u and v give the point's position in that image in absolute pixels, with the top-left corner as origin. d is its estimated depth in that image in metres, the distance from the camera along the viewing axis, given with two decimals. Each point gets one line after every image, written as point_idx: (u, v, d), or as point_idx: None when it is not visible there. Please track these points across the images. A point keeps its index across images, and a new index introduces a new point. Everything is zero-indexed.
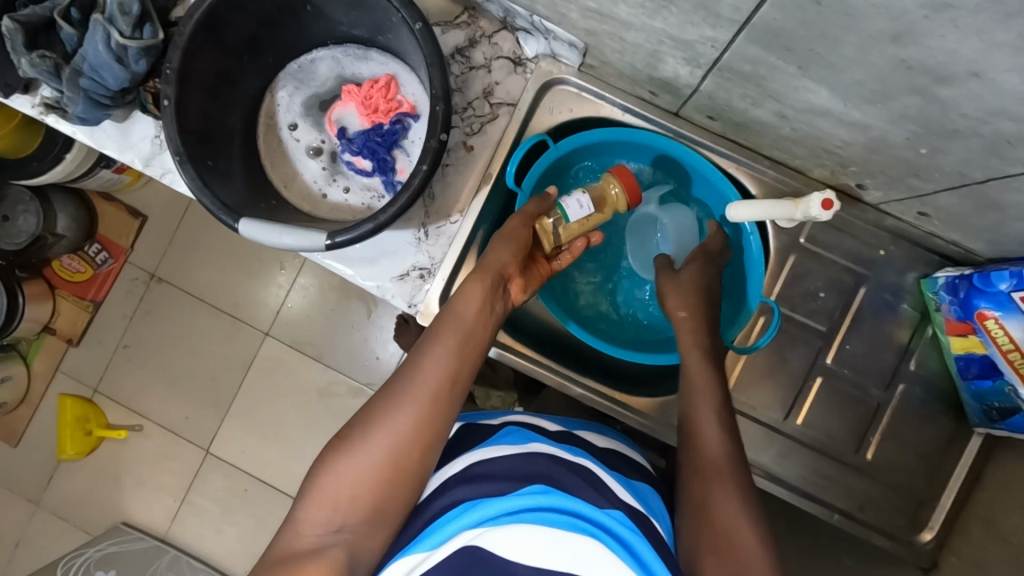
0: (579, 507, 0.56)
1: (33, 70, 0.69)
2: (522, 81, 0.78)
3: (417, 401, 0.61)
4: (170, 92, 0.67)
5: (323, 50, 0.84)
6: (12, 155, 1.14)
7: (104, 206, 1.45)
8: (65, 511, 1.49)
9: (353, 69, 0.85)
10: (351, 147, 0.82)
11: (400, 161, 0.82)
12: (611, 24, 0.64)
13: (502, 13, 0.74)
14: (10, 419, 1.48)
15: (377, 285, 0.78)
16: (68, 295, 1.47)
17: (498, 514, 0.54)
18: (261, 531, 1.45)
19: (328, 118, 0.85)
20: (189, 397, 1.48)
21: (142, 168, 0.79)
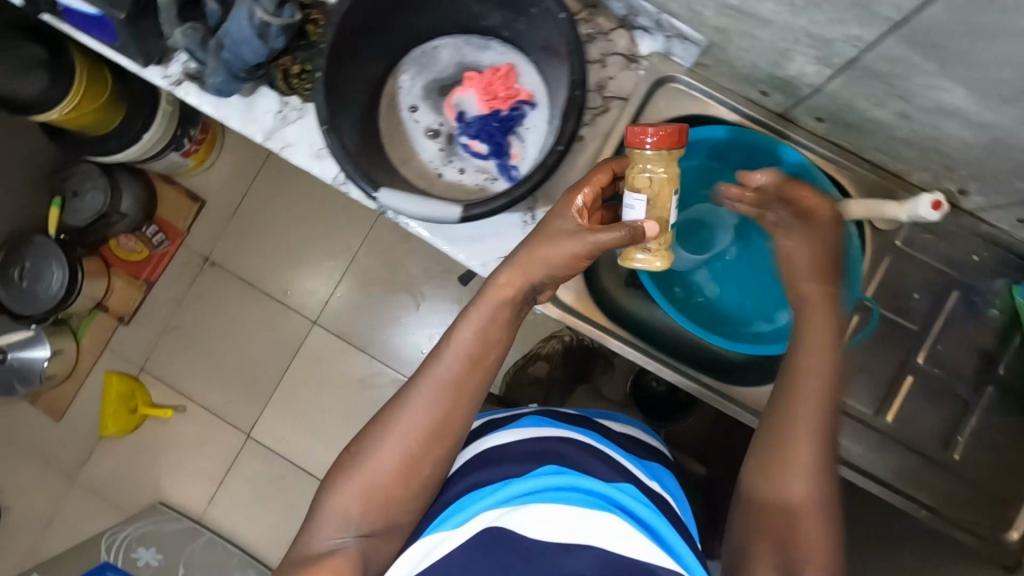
0: (588, 484, 0.67)
1: (185, 41, 0.74)
2: (634, 77, 0.81)
3: (411, 429, 0.67)
4: (320, 65, 0.71)
5: (445, 38, 0.89)
6: (94, 132, 1.17)
7: (165, 188, 1.49)
8: (103, 488, 1.50)
9: (474, 58, 0.89)
10: (469, 131, 0.86)
11: (514, 146, 0.86)
12: (747, 21, 0.67)
13: (625, 11, 0.78)
14: (55, 393, 1.50)
15: (482, 264, 0.80)
16: (122, 274, 1.49)
17: (517, 497, 0.65)
18: (298, 518, 1.46)
19: (447, 102, 0.88)
20: (234, 381, 1.50)
21: (261, 142, 0.81)
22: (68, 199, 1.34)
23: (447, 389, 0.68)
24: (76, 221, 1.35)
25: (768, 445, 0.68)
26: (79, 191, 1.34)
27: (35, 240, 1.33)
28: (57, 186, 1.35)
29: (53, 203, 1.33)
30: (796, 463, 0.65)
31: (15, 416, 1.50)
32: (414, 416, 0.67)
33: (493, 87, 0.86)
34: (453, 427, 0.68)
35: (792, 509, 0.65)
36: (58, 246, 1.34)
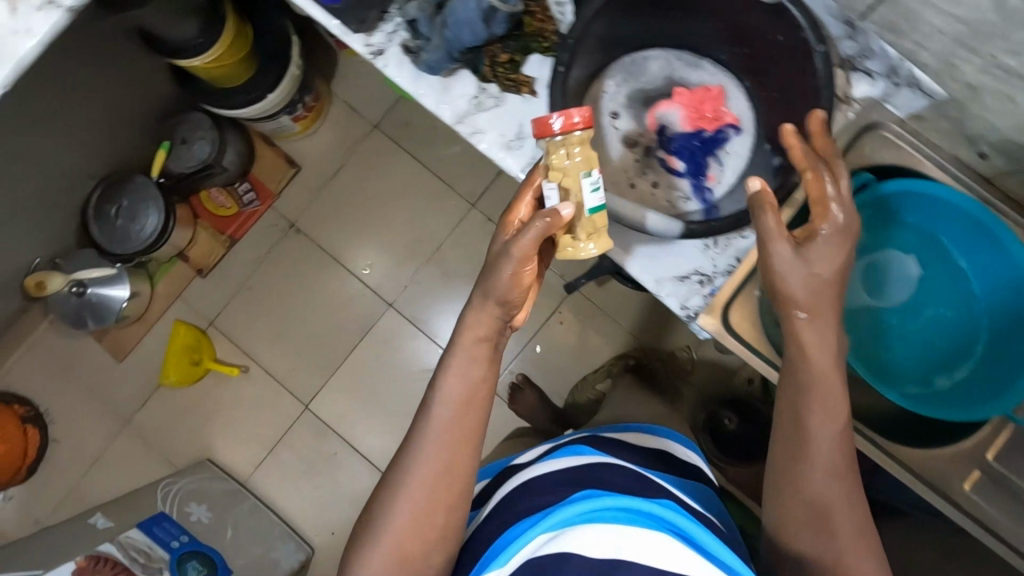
0: (620, 501, 0.65)
1: (416, 13, 0.72)
2: (842, 120, 0.79)
3: (424, 482, 0.67)
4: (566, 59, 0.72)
5: (657, 49, 0.87)
6: (224, 83, 1.17)
7: (264, 149, 1.48)
8: (154, 435, 1.49)
9: (683, 74, 0.87)
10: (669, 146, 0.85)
11: (711, 168, 0.84)
12: (1014, 84, 0.61)
13: (854, 52, 0.76)
14: (122, 334, 1.49)
15: (657, 281, 0.77)
16: (208, 227, 1.48)
17: (561, 523, 0.64)
18: (343, 499, 1.45)
19: (650, 114, 0.87)
20: (300, 350, 1.49)
21: (449, 124, 0.78)
22: (177, 146, 1.35)
23: (450, 432, 0.68)
24: (180, 168, 1.34)
25: (780, 458, 0.65)
26: (188, 139, 1.35)
27: (136, 180, 1.34)
28: (166, 131, 1.35)
29: (161, 147, 1.32)
30: (798, 464, 0.63)
31: (79, 350, 1.50)
32: (423, 469, 0.67)
33: (700, 109, 0.85)
34: (463, 468, 0.69)
35: (827, 509, 0.62)
36: (158, 190, 1.34)
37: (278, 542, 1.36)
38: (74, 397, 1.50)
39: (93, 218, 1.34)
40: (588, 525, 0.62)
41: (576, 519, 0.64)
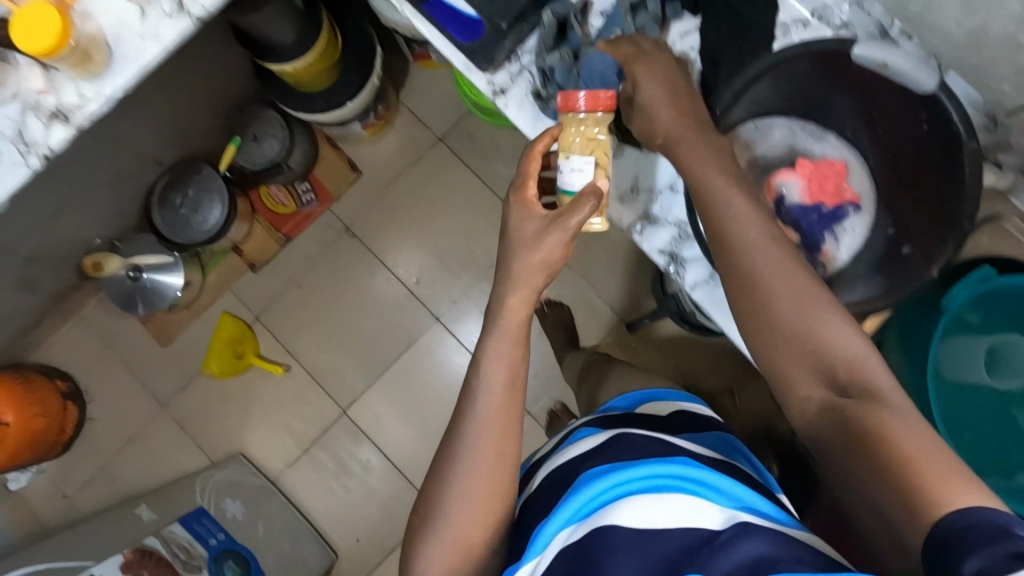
0: (645, 472, 0.61)
1: (553, 63, 0.69)
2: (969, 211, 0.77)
3: (472, 474, 0.64)
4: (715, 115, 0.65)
5: (781, 115, 0.69)
6: (305, 88, 1.17)
7: (327, 151, 1.48)
8: (189, 424, 1.49)
9: (807, 145, 0.69)
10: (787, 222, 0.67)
11: (827, 242, 0.68)
12: None
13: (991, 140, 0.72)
14: (167, 320, 1.49)
15: (758, 350, 0.67)
16: (264, 223, 1.48)
17: (585, 508, 0.61)
18: (372, 506, 1.45)
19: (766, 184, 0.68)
20: (344, 353, 1.50)
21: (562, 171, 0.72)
22: (248, 142, 1.35)
23: (493, 432, 0.65)
24: (250, 164, 1.36)
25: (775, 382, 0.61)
26: (259, 136, 1.35)
27: (203, 171, 1.34)
28: (237, 126, 1.36)
29: (232, 141, 1.33)
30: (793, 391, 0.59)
31: (125, 331, 1.51)
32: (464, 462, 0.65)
33: (825, 178, 0.67)
34: (503, 458, 0.65)
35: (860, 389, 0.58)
36: (223, 183, 1.35)
37: (305, 544, 1.36)
38: (115, 377, 1.51)
39: (157, 205, 1.35)
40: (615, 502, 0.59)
41: (606, 499, 0.61)
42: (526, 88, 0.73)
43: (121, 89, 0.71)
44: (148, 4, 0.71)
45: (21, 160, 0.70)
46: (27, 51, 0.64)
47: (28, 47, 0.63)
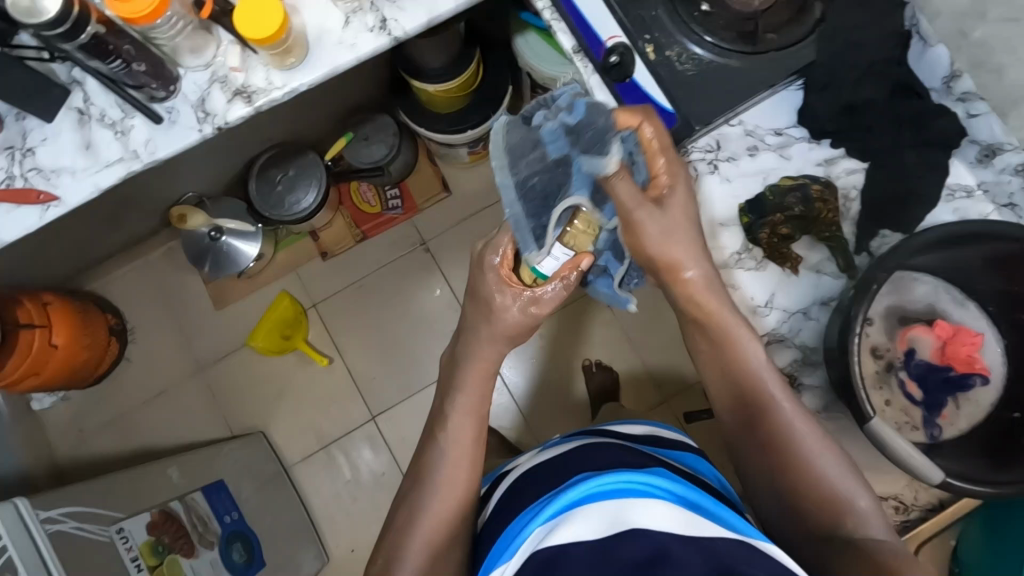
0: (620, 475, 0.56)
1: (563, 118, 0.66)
2: None
3: (447, 490, 0.67)
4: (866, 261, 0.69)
5: (930, 275, 0.68)
6: (431, 107, 1.21)
7: (425, 165, 1.52)
8: (220, 391, 1.50)
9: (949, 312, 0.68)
10: (912, 373, 0.66)
11: (947, 406, 0.66)
12: None
13: None
14: (229, 285, 1.52)
15: None
16: (346, 217, 1.52)
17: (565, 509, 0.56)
18: (375, 520, 1.44)
19: (902, 333, 0.67)
20: (387, 362, 1.50)
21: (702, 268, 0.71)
22: (358, 141, 1.39)
23: (460, 455, 0.68)
24: (354, 161, 1.40)
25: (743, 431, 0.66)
26: (370, 138, 1.39)
27: (308, 156, 1.38)
28: (351, 122, 1.40)
29: (344, 136, 1.37)
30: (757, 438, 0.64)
31: (185, 285, 1.53)
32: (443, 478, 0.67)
33: (962, 342, 0.65)
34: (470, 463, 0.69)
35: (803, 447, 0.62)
36: (324, 172, 1.38)
37: (304, 544, 1.34)
38: (163, 327, 1.52)
39: (255, 175, 1.38)
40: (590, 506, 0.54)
41: (582, 500, 0.55)
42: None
43: (307, 84, 0.74)
44: (354, 15, 0.74)
45: (196, 126, 0.73)
46: (245, 35, 0.67)
47: (247, 31, 0.67)
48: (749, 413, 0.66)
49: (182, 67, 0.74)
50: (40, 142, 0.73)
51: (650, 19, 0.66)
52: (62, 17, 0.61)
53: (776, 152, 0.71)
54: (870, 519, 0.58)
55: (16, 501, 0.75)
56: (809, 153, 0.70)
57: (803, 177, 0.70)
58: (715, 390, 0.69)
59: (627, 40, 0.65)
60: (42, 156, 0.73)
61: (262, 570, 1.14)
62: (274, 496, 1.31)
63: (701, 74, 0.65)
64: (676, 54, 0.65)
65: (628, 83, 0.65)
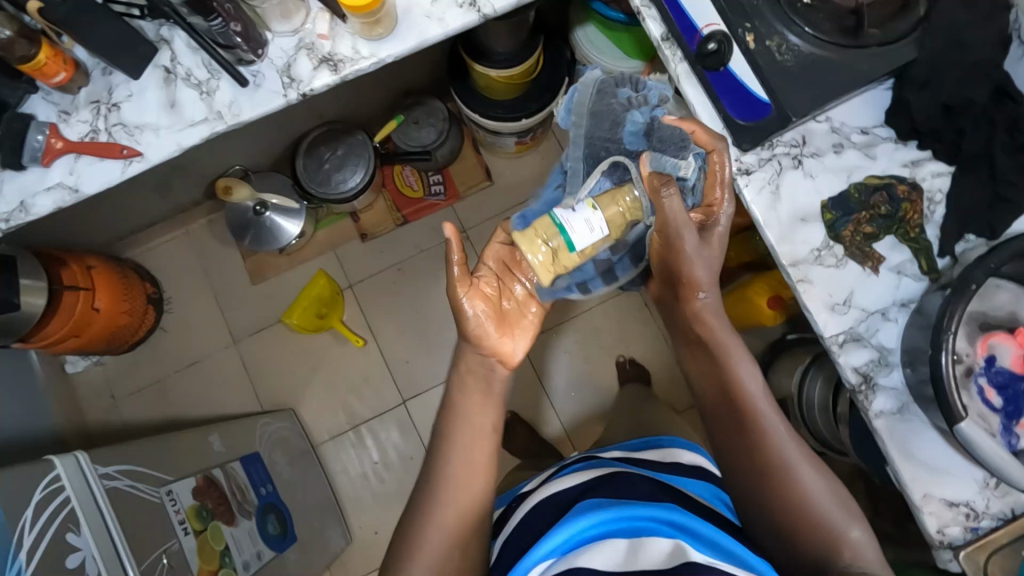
0: (614, 510, 0.62)
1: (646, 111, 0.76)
2: None
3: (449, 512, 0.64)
4: (950, 267, 0.68)
5: (1014, 281, 0.66)
6: (488, 92, 1.21)
7: (469, 153, 1.52)
8: (253, 366, 1.51)
9: None
10: (992, 379, 0.65)
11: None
12: None
13: None
14: (267, 260, 1.52)
15: (922, 495, 0.66)
16: (388, 199, 1.52)
17: (567, 544, 0.61)
18: (401, 502, 1.44)
19: (983, 339, 0.66)
20: (420, 346, 1.50)
21: (776, 263, 0.71)
22: (407, 124, 1.40)
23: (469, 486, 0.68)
24: (403, 144, 1.41)
25: (736, 458, 0.65)
26: (420, 121, 1.40)
27: (358, 136, 1.37)
28: (402, 105, 1.41)
29: (396, 118, 1.37)
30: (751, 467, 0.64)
31: (224, 258, 1.53)
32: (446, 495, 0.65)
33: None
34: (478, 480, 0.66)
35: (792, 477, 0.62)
36: (373, 152, 1.38)
37: (331, 522, 1.34)
38: (199, 299, 1.53)
39: (304, 151, 1.38)
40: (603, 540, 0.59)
41: (586, 530, 0.61)
42: (771, 175, 0.70)
43: (393, 56, 0.74)
44: None
45: (281, 91, 0.73)
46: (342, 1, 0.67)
47: None
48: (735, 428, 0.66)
49: (271, 32, 0.74)
50: (125, 99, 0.73)
51: (751, 9, 0.65)
52: None
53: (862, 150, 0.70)
54: (862, 549, 0.59)
55: (76, 454, 0.75)
56: (895, 153, 0.70)
57: (889, 177, 0.69)
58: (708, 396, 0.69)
59: (727, 28, 0.65)
60: (127, 113, 0.73)
61: (294, 543, 1.14)
62: (305, 472, 1.31)
63: (800, 65, 0.64)
64: (776, 45, 0.64)
65: (722, 71, 0.66)
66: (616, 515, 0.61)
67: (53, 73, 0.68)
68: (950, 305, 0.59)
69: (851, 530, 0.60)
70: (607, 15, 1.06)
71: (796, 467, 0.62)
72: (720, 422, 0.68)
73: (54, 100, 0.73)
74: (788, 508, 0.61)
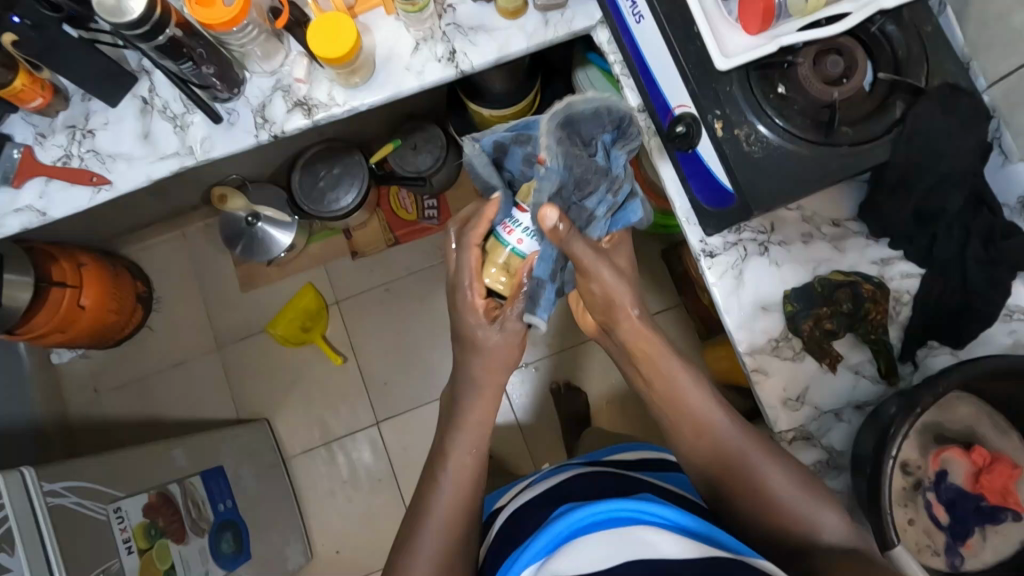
0: (609, 504, 0.53)
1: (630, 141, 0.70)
2: None
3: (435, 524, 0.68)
4: (908, 373, 0.67)
5: (973, 395, 0.64)
6: (483, 127, 1.20)
7: (467, 180, 1.51)
8: (233, 372, 1.52)
9: (992, 437, 0.64)
10: (939, 495, 0.63)
11: (973, 535, 0.62)
12: None
13: None
14: (258, 269, 1.53)
15: None
16: (382, 219, 1.52)
17: (548, 549, 0.54)
18: (365, 524, 1.44)
19: (936, 453, 0.64)
20: (400, 368, 1.50)
21: (734, 348, 0.69)
22: (405, 149, 1.40)
23: (451, 480, 0.70)
24: (399, 169, 1.39)
25: (699, 455, 0.65)
26: (418, 147, 1.39)
27: (354, 156, 1.38)
28: (402, 129, 1.41)
29: (393, 143, 1.37)
30: (711, 455, 0.64)
31: (216, 263, 1.55)
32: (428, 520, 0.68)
33: (998, 474, 0.61)
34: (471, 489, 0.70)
35: (749, 469, 0.62)
36: (367, 174, 1.39)
37: (292, 538, 1.34)
38: (188, 301, 1.54)
39: (300, 167, 1.39)
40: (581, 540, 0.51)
41: (575, 530, 0.53)
42: (735, 261, 0.69)
43: (368, 105, 0.74)
44: (423, 42, 0.74)
45: (254, 132, 0.74)
46: (316, 54, 0.67)
47: (319, 48, 0.67)
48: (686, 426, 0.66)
49: (249, 72, 0.74)
50: (101, 127, 0.74)
51: (723, 94, 0.63)
52: (147, 19, 0.60)
53: (831, 243, 0.69)
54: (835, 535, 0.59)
55: (23, 470, 0.76)
56: (865, 250, 0.69)
57: (856, 274, 0.68)
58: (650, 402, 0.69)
59: (697, 112, 0.64)
60: (101, 141, 0.74)
61: (247, 560, 1.14)
62: (270, 487, 1.31)
63: (767, 158, 0.62)
64: (744, 134, 0.63)
65: (689, 153, 0.66)
66: (609, 509, 0.53)
67: (30, 98, 0.70)
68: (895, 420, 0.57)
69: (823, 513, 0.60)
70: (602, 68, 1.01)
71: (750, 458, 0.63)
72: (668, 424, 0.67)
73: (33, 122, 0.74)
74: (756, 493, 0.61)
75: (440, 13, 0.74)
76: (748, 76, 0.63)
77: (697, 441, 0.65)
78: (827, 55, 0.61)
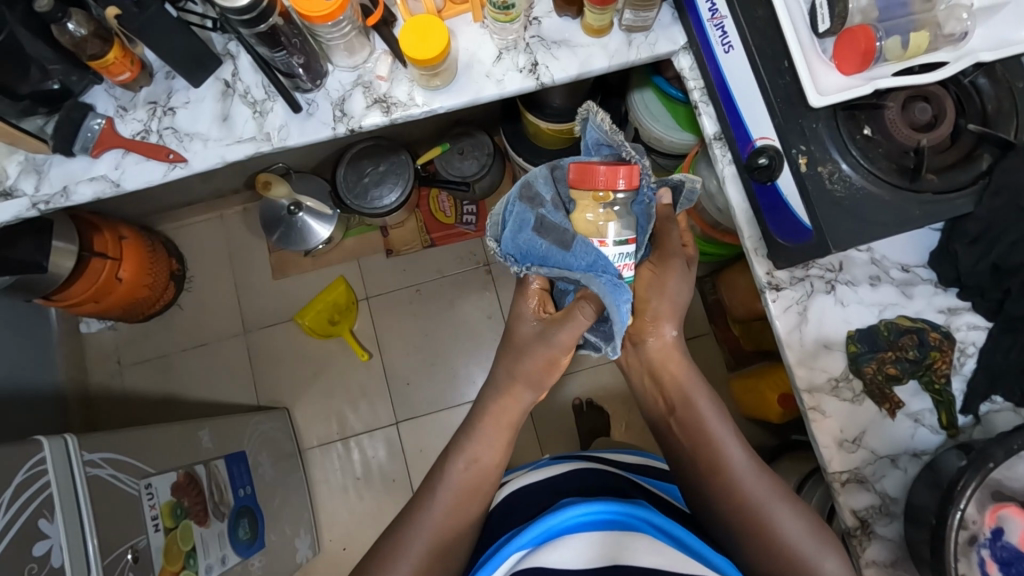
0: (598, 502, 0.56)
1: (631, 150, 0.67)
2: None
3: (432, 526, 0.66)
4: (972, 427, 0.66)
5: None
6: (539, 141, 1.20)
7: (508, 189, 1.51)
8: (257, 358, 1.52)
9: None
10: (994, 551, 0.62)
11: None
12: None
13: None
14: (292, 258, 1.54)
15: None
16: (419, 220, 1.52)
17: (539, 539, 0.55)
18: (376, 523, 1.43)
19: (994, 509, 0.62)
20: (423, 370, 1.50)
21: (792, 385, 0.69)
22: (452, 154, 1.40)
23: (453, 482, 0.69)
24: (443, 172, 1.40)
25: (706, 482, 0.68)
26: (464, 153, 1.40)
27: (401, 156, 1.39)
28: (450, 133, 1.42)
29: (441, 146, 1.38)
30: (719, 483, 0.67)
31: (250, 248, 1.56)
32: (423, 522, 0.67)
33: None
34: (469, 501, 0.69)
35: (752, 507, 0.65)
36: (412, 174, 1.40)
37: (302, 531, 1.33)
38: (220, 283, 1.55)
39: (346, 162, 1.40)
40: (559, 541, 0.54)
41: (564, 524, 0.55)
42: (801, 296, 0.69)
43: (446, 108, 0.75)
44: (506, 52, 0.75)
45: (331, 124, 0.75)
46: (405, 52, 0.68)
47: (410, 48, 0.67)
48: (699, 448, 0.69)
49: (331, 64, 0.75)
50: (182, 105, 0.75)
51: (809, 130, 0.63)
52: (254, 7, 0.61)
53: (899, 287, 0.68)
54: None
55: (65, 437, 0.76)
56: (932, 297, 0.68)
57: (922, 321, 0.67)
58: (669, 420, 0.73)
59: (780, 146, 0.64)
60: (181, 119, 0.75)
61: (261, 551, 1.13)
62: (285, 476, 1.31)
63: (848, 197, 0.62)
64: (827, 172, 0.63)
65: (769, 185, 0.66)
66: (603, 510, 0.56)
67: (118, 72, 0.71)
68: (964, 473, 0.57)
69: (826, 562, 0.62)
70: (666, 91, 1.01)
71: (759, 501, 0.65)
72: (684, 446, 0.71)
73: (116, 94, 0.75)
74: (759, 534, 0.64)
75: (526, 24, 0.75)
76: (835, 114, 0.64)
77: (706, 464, 0.68)
78: (915, 102, 0.63)
